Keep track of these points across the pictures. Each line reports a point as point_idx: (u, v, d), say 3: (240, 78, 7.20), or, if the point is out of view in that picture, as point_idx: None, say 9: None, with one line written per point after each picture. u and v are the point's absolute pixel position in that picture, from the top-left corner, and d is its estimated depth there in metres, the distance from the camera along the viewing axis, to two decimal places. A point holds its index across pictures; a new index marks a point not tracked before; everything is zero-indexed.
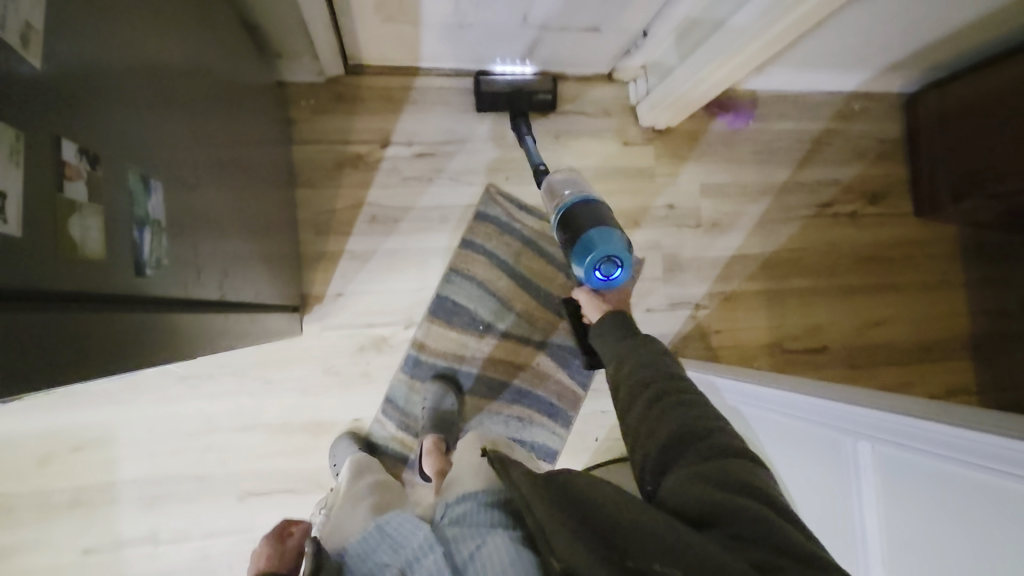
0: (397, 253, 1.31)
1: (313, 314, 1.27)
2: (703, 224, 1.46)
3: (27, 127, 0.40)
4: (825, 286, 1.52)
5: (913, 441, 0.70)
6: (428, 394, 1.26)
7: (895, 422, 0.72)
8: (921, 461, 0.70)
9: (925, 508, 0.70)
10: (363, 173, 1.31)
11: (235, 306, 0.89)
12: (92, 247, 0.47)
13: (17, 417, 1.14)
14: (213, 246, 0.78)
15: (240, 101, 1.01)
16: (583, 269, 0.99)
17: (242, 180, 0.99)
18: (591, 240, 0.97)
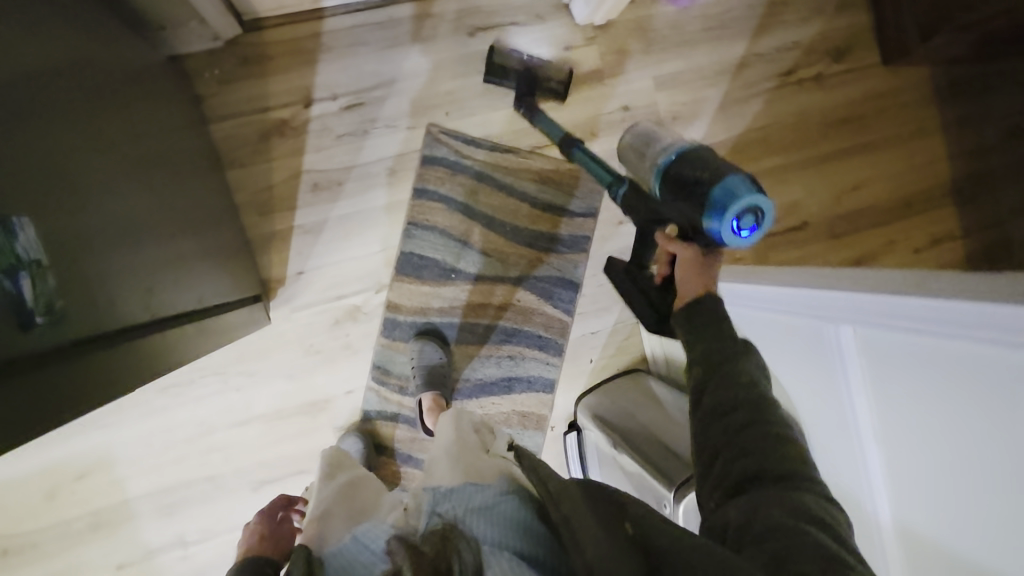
0: (349, 218, 1.24)
1: (279, 298, 1.22)
2: (662, 120, 1.37)
3: None
4: (799, 159, 1.45)
5: (894, 318, 0.69)
6: (415, 352, 1.24)
7: (887, 301, 0.70)
8: (895, 338, 0.69)
9: (898, 383, 0.70)
10: (293, 139, 1.21)
11: (181, 307, 0.87)
12: None
13: (10, 459, 1.13)
14: (129, 265, 0.73)
15: (139, 93, 0.93)
16: (717, 224, 0.77)
17: (168, 177, 0.93)
18: (727, 188, 0.76)
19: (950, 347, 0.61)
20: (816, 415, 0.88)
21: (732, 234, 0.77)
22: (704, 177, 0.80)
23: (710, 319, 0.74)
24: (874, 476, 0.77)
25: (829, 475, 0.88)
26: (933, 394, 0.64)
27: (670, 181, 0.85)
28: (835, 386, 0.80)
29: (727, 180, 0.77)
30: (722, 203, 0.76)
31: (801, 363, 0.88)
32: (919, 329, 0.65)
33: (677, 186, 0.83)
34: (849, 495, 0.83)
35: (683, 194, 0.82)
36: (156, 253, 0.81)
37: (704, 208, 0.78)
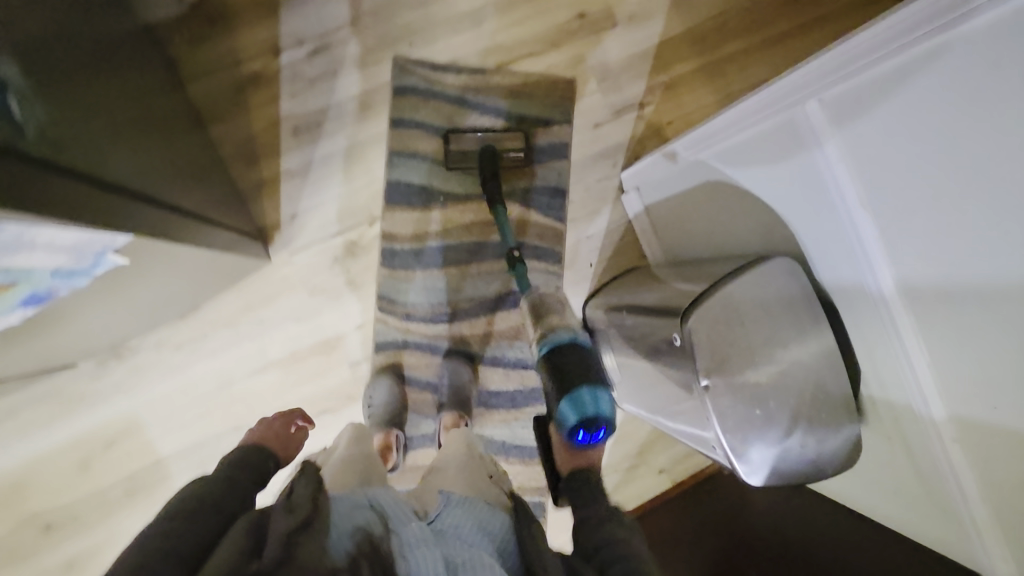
0: (333, 156, 1.28)
1: (278, 242, 1.25)
2: (620, 22, 1.41)
3: None
4: (761, 40, 1.48)
5: (854, 62, 0.70)
6: (446, 372, 1.27)
7: (836, 55, 0.72)
8: (862, 80, 0.70)
9: (877, 125, 0.69)
10: (267, 89, 1.25)
11: (198, 218, 0.92)
12: None
13: (40, 433, 1.16)
14: (121, 149, 0.74)
15: (124, 52, 0.97)
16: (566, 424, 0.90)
17: (156, 122, 0.96)
18: (583, 397, 0.89)
19: (913, 52, 0.63)
20: (800, 221, 0.87)
21: (580, 437, 0.91)
22: (578, 369, 0.92)
23: (582, 487, 0.86)
24: (871, 243, 0.76)
25: (830, 275, 0.87)
26: (912, 113, 0.65)
27: (556, 390, 0.91)
28: (815, 172, 0.79)
29: (597, 389, 0.90)
30: (574, 412, 0.89)
31: (775, 170, 0.87)
32: (878, 57, 0.67)
33: (553, 373, 0.93)
34: (852, 285, 0.83)
35: (558, 387, 0.91)
36: (162, 165, 0.86)
37: (568, 396, 0.90)
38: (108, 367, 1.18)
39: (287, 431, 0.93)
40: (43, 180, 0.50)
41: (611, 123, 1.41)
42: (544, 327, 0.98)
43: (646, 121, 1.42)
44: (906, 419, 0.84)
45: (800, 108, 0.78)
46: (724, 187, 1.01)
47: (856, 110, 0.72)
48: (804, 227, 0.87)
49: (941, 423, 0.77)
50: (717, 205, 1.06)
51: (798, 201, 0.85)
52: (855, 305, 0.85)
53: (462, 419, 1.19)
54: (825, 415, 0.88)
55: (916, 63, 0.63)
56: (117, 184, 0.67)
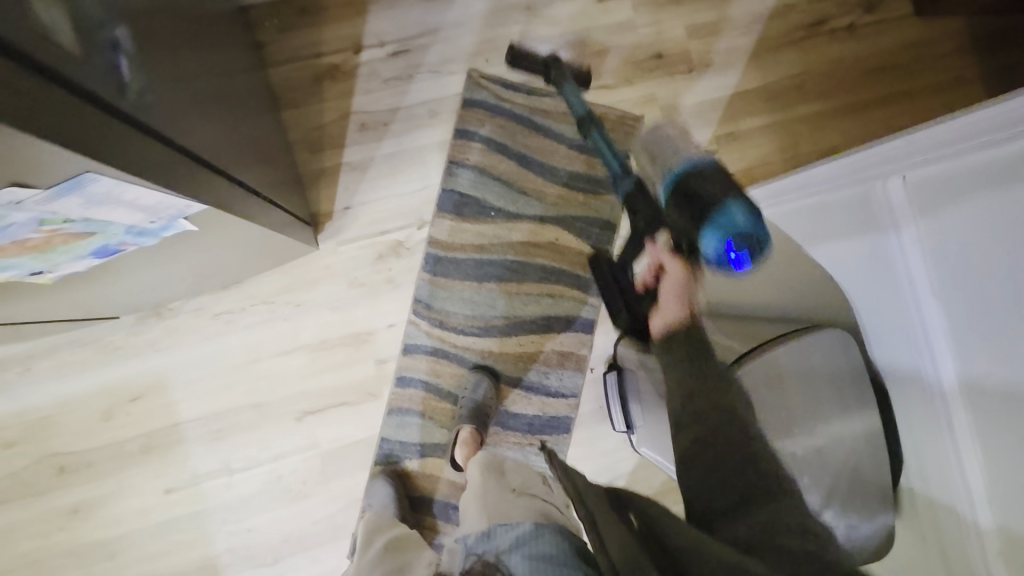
0: (394, 156, 1.30)
1: (327, 231, 1.28)
2: (696, 68, 1.41)
3: None
4: (838, 106, 1.45)
5: (950, 147, 0.68)
6: (468, 386, 1.28)
7: (932, 138, 0.70)
8: (952, 167, 0.67)
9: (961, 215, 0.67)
10: (343, 83, 1.29)
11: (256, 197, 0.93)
12: (69, 36, 0.44)
13: (72, 376, 1.19)
14: (201, 119, 0.76)
15: (217, 32, 1.00)
16: (706, 247, 0.75)
17: (231, 98, 0.97)
18: (731, 211, 0.73)
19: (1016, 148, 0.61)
20: (863, 298, 0.84)
21: (727, 261, 0.75)
22: (707, 193, 0.75)
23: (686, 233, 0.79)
24: (936, 333, 0.73)
25: (888, 359, 0.84)
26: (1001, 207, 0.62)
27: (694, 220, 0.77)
28: (886, 251, 0.77)
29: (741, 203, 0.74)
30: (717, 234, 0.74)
31: (842, 243, 0.85)
32: (978, 146, 0.64)
33: (683, 198, 0.78)
34: (910, 373, 0.80)
35: (693, 215, 0.77)
36: (232, 141, 0.88)
37: (710, 219, 0.74)
38: (148, 324, 1.21)
39: None
40: (141, 141, 0.51)
41: None
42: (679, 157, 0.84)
43: None
44: (948, 520, 0.78)
45: (880, 184, 0.76)
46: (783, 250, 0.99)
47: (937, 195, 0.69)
48: (866, 305, 0.84)
49: (987, 532, 0.72)
50: None
51: (864, 278, 0.83)
52: (910, 394, 0.81)
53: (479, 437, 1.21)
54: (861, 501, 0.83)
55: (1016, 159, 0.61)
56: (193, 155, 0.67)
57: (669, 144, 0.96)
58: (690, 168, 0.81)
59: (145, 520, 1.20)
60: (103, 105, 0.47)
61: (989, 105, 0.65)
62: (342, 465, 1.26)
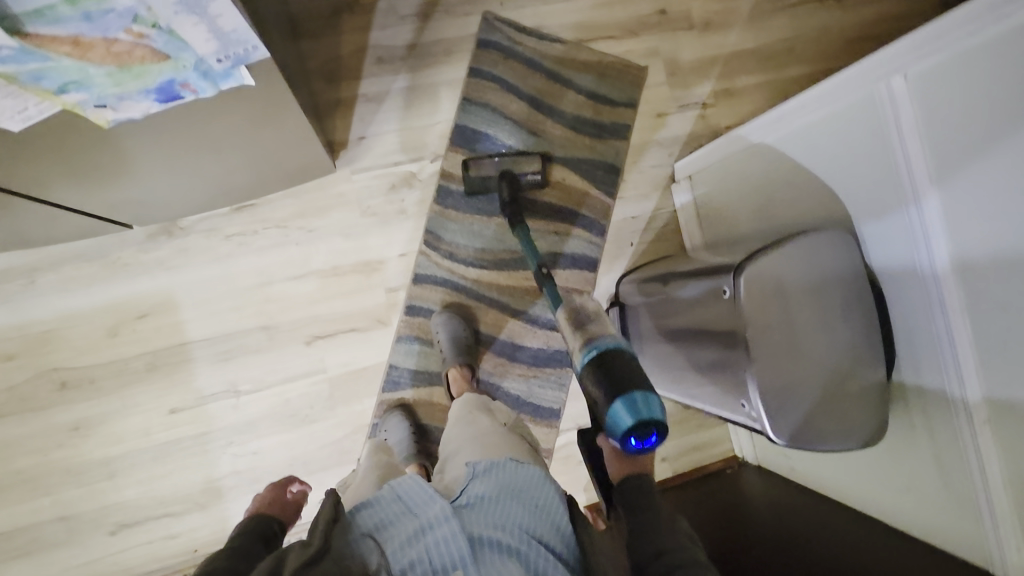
0: (409, 91, 1.33)
1: (341, 159, 1.29)
2: (696, 26, 1.49)
3: None
4: (826, 69, 1.56)
5: (943, 38, 0.73)
6: (440, 327, 1.27)
7: (928, 32, 0.75)
8: (949, 56, 0.73)
9: (960, 99, 0.73)
10: (361, 17, 1.32)
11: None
12: None
13: (77, 292, 1.17)
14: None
15: None
16: (614, 429, 0.78)
17: None
18: (639, 400, 0.77)
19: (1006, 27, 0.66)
20: (863, 201, 0.91)
21: (633, 445, 0.78)
22: (629, 381, 0.80)
23: (640, 492, 0.79)
24: (934, 218, 0.80)
25: (885, 257, 0.91)
26: (998, 86, 0.68)
27: (606, 396, 0.80)
28: (888, 149, 0.84)
29: (648, 392, 0.79)
30: (627, 415, 0.77)
31: (846, 149, 0.91)
32: (967, 34, 0.71)
33: (602, 375, 0.82)
34: (903, 266, 0.87)
35: (611, 387, 0.80)
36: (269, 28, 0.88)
37: (620, 397, 0.78)
38: (157, 243, 1.20)
39: (285, 497, 0.90)
40: None
41: (673, 116, 1.47)
42: (589, 335, 0.88)
43: (705, 121, 1.49)
44: (937, 407, 0.86)
45: (882, 84, 0.82)
46: (787, 169, 1.05)
47: (936, 86, 0.76)
48: (867, 207, 0.91)
49: (975, 405, 0.80)
50: (770, 182, 1.10)
51: (866, 180, 0.89)
52: (906, 286, 0.88)
53: (468, 373, 1.22)
54: (835, 413, 0.91)
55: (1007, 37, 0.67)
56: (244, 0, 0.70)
57: (599, 319, 0.93)
58: (617, 349, 0.85)
59: (147, 440, 1.18)
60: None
61: None
62: (350, 391, 1.27)
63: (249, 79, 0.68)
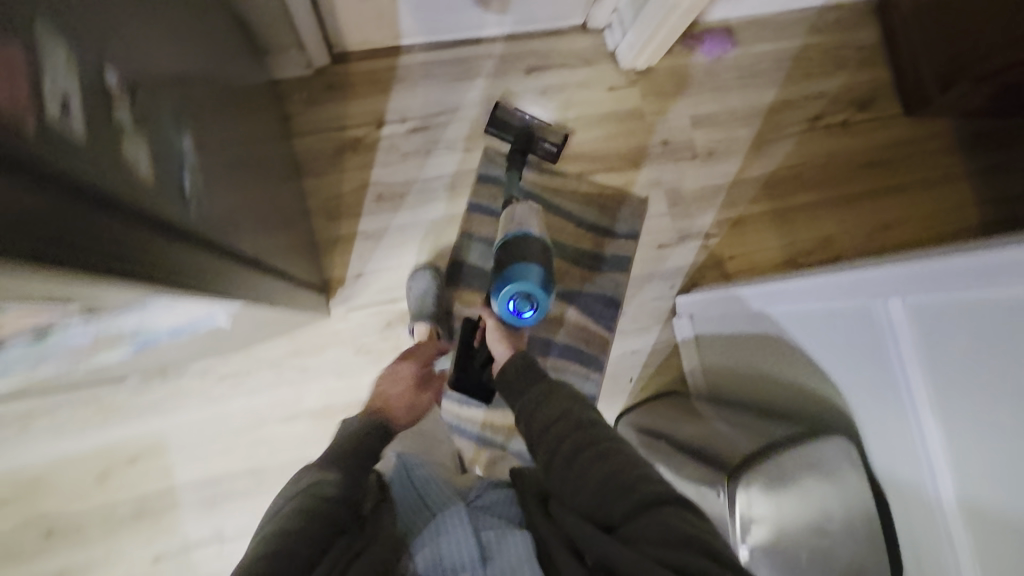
0: (407, 227, 1.34)
1: (338, 297, 1.30)
2: (700, 155, 1.49)
3: (90, 71, 0.42)
4: (833, 197, 1.54)
5: (941, 282, 0.71)
6: None
7: (929, 270, 0.72)
8: (950, 300, 0.71)
9: (963, 347, 0.70)
10: (363, 155, 1.34)
11: (274, 279, 0.92)
12: (143, 172, 0.47)
13: (70, 437, 1.17)
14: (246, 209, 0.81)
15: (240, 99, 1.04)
16: (498, 298, 1.07)
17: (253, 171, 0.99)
18: (524, 274, 1.05)
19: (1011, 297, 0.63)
20: (866, 405, 0.88)
21: (510, 311, 1.06)
22: (519, 258, 1.08)
23: (526, 372, 0.90)
24: (937, 453, 0.76)
25: (888, 467, 0.86)
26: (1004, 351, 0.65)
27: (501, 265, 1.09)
28: (889, 367, 0.80)
29: (533, 268, 1.07)
30: (509, 282, 1.05)
31: (846, 351, 0.88)
32: (966, 287, 0.68)
33: (502, 255, 1.11)
34: (908, 484, 0.83)
35: (504, 260, 1.09)
36: (262, 219, 0.90)
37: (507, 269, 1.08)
38: (150, 386, 1.20)
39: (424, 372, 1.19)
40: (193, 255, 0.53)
41: (674, 247, 1.46)
42: (514, 227, 1.14)
43: (708, 250, 1.47)
44: None
45: (881, 302, 0.79)
46: (785, 344, 1.02)
47: (937, 323, 0.73)
48: (869, 413, 0.87)
49: None
50: (771, 353, 1.07)
51: (869, 389, 0.86)
52: (910, 504, 0.83)
53: None
54: None
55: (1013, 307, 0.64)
56: (225, 240, 0.65)
57: (525, 214, 1.18)
58: (523, 236, 1.12)
59: None
60: (136, 211, 0.43)
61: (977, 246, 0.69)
62: None
63: (212, 314, 0.63)
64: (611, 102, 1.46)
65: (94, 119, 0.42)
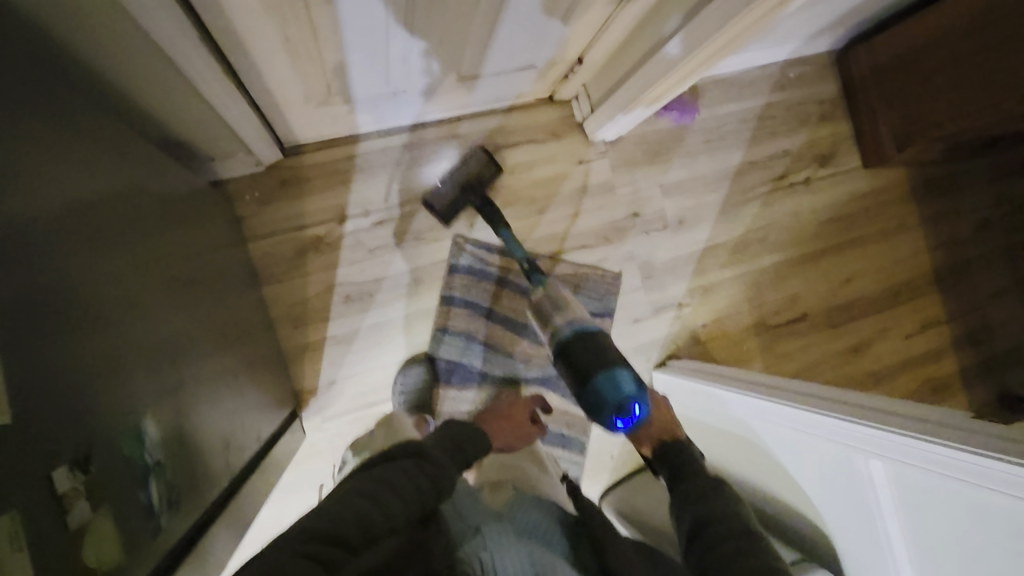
0: (379, 327, 1.29)
1: (312, 408, 1.25)
2: (671, 225, 1.49)
3: (46, 504, 0.46)
4: (799, 255, 1.57)
5: (924, 463, 0.75)
6: None
7: (912, 448, 0.75)
8: (935, 479, 0.75)
9: (945, 521, 0.75)
10: (327, 255, 1.27)
11: (240, 442, 0.92)
12: (109, 554, 0.51)
13: None
14: (207, 399, 0.80)
15: (188, 220, 0.97)
16: (604, 419, 1.03)
17: (211, 306, 0.95)
18: (609, 386, 1.00)
19: (994, 499, 0.68)
20: (839, 534, 0.93)
21: (621, 422, 1.02)
22: (592, 366, 1.02)
23: (678, 456, 1.00)
24: None
25: None
26: (984, 540, 0.71)
27: (585, 371, 1.02)
28: (868, 515, 0.85)
29: (618, 370, 1.01)
30: (607, 394, 1.00)
31: (824, 484, 0.92)
32: (950, 475, 0.72)
33: (569, 362, 1.05)
34: None
35: (582, 371, 1.02)
36: (221, 378, 0.88)
37: (595, 374, 1.01)
38: None
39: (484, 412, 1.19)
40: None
41: (649, 320, 1.46)
42: (561, 322, 1.09)
43: (681, 321, 1.48)
44: None
45: (863, 459, 0.83)
46: (760, 454, 1.06)
47: (922, 492, 0.77)
48: (841, 541, 0.93)
49: None
50: (748, 463, 1.11)
51: (844, 523, 0.91)
52: None
53: None
54: None
55: (995, 508, 0.68)
56: (184, 517, 0.68)
57: (557, 306, 1.14)
58: (573, 334, 1.06)
59: None
60: None
61: (959, 437, 0.72)
62: None
63: None
64: (580, 177, 1.44)
65: (58, 563, 0.46)
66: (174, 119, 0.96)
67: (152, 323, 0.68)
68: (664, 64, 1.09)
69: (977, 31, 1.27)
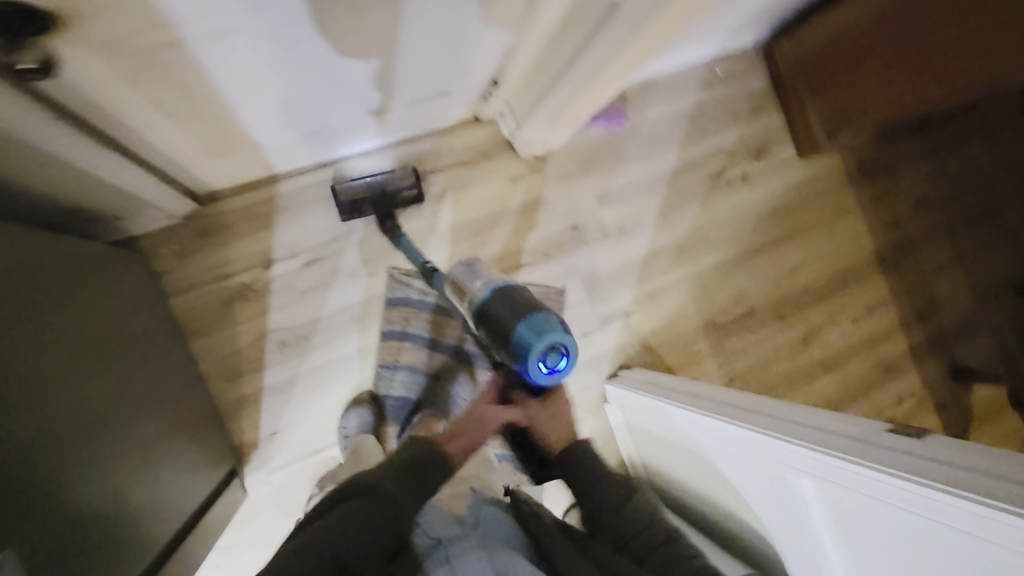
0: (318, 371, 1.26)
1: (255, 462, 1.22)
2: (611, 234, 1.47)
3: None
4: (741, 251, 1.57)
5: (848, 483, 0.75)
6: None
7: (835, 470, 0.76)
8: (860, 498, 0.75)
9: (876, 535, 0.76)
10: (256, 302, 1.23)
11: (162, 510, 0.88)
12: None
13: None
14: (109, 480, 0.76)
15: (92, 284, 0.92)
16: (526, 365, 0.89)
17: (124, 372, 0.91)
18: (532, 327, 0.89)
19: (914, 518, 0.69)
20: (784, 545, 0.94)
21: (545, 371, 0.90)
22: (510, 315, 0.92)
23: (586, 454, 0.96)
24: None
25: None
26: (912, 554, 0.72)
27: (504, 319, 0.92)
28: (806, 529, 0.86)
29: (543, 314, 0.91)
30: (530, 336, 0.89)
31: (764, 499, 0.93)
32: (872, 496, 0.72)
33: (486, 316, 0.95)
34: None
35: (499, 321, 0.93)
36: (134, 449, 0.84)
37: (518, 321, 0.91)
38: None
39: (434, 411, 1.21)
40: None
41: (597, 332, 1.45)
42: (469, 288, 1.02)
43: (630, 329, 1.47)
44: None
45: (794, 479, 0.83)
46: (705, 467, 1.06)
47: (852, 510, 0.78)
48: (786, 553, 0.94)
49: None
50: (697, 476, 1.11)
51: (786, 536, 0.91)
52: None
53: None
54: None
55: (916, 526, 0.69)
56: None
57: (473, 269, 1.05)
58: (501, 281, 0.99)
59: None
60: None
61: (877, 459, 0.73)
62: None
63: None
64: (514, 194, 1.42)
65: None
66: (62, 195, 0.86)
67: (7, 457, 0.60)
68: (575, 84, 1.06)
69: (899, 15, 1.23)
